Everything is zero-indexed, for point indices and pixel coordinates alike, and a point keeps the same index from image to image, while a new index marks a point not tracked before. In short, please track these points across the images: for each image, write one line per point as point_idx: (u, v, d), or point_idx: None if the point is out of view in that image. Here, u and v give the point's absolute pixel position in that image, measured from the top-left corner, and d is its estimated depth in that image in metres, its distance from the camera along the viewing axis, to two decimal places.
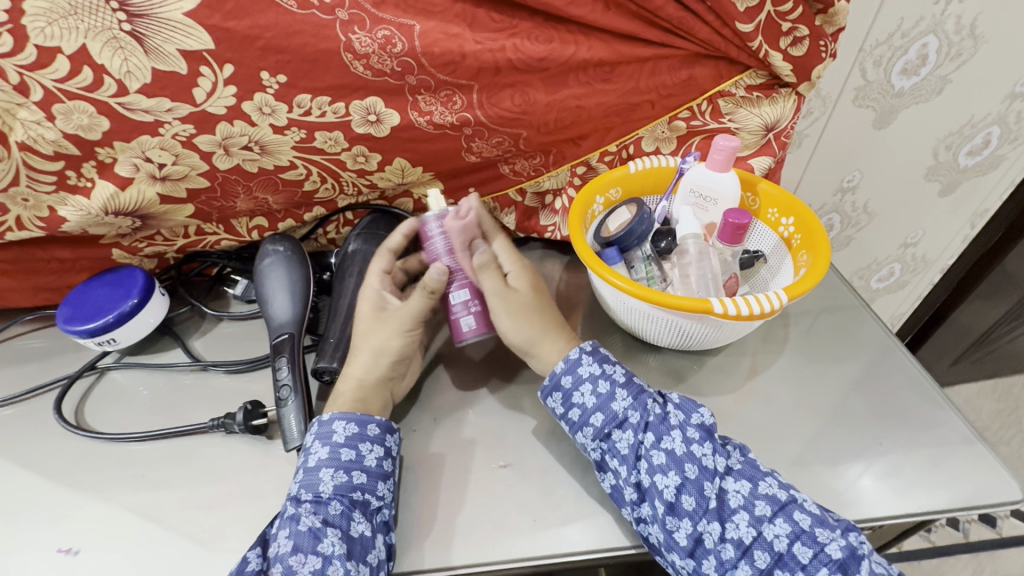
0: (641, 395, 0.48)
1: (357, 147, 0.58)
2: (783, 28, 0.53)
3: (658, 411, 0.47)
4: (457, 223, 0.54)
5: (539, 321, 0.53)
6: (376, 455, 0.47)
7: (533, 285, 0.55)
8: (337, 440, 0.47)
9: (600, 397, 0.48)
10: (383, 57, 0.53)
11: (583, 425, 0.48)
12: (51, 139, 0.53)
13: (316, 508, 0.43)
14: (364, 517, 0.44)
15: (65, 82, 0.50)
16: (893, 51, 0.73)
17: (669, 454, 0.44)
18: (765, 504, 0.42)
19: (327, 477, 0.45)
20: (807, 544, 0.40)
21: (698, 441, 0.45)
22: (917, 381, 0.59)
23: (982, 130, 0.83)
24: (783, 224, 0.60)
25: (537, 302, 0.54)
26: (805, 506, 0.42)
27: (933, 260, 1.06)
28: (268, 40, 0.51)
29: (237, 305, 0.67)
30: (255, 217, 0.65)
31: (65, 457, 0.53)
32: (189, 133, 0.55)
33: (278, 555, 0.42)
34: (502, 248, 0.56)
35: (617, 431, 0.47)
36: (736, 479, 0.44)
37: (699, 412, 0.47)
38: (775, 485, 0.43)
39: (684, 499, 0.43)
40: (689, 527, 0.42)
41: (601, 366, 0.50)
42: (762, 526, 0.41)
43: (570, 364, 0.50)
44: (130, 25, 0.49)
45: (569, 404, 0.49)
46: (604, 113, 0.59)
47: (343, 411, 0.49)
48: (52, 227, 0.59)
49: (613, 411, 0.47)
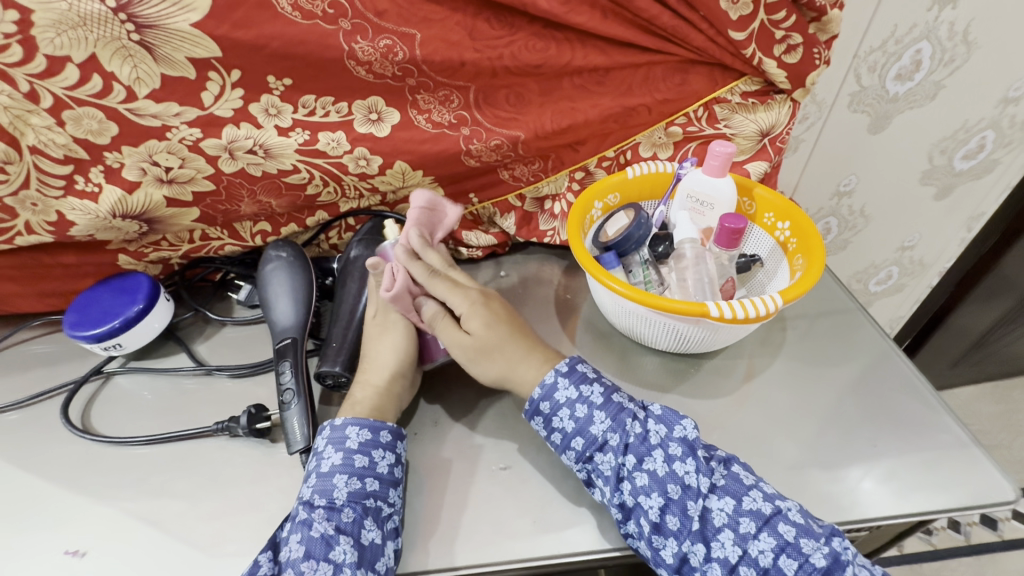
0: (620, 414, 0.48)
1: (358, 150, 0.59)
2: (777, 36, 0.54)
3: (638, 430, 0.47)
4: (387, 296, 0.54)
5: (498, 361, 0.52)
6: (388, 462, 0.48)
7: (483, 322, 0.53)
8: (351, 446, 0.47)
9: (579, 421, 0.48)
10: (385, 64, 0.54)
11: (566, 448, 0.49)
12: (62, 143, 0.54)
13: (329, 515, 0.44)
14: (375, 524, 0.44)
15: (74, 89, 0.51)
16: (887, 57, 0.74)
17: (651, 474, 0.45)
18: (749, 521, 0.42)
19: (342, 483, 0.45)
20: (792, 557, 0.41)
21: (681, 458, 0.45)
22: (912, 385, 0.60)
23: (976, 134, 0.83)
24: (779, 228, 0.61)
25: (491, 341, 0.53)
26: (790, 517, 0.43)
27: (930, 264, 1.07)
28: (275, 48, 0.52)
29: (241, 310, 0.68)
30: (259, 222, 0.66)
31: (70, 461, 0.54)
32: (195, 137, 0.56)
33: (290, 560, 0.42)
34: (445, 291, 0.55)
35: (599, 454, 0.47)
36: (720, 497, 0.44)
37: (682, 424, 0.48)
38: (759, 499, 0.43)
39: (669, 519, 0.44)
40: (674, 546, 0.43)
41: (578, 389, 0.50)
42: (747, 543, 0.42)
43: (546, 390, 0.50)
44: (138, 36, 0.50)
45: (551, 429, 0.49)
46: (601, 118, 0.60)
47: (356, 416, 0.50)
48: (60, 231, 0.60)
49: (592, 435, 0.48)
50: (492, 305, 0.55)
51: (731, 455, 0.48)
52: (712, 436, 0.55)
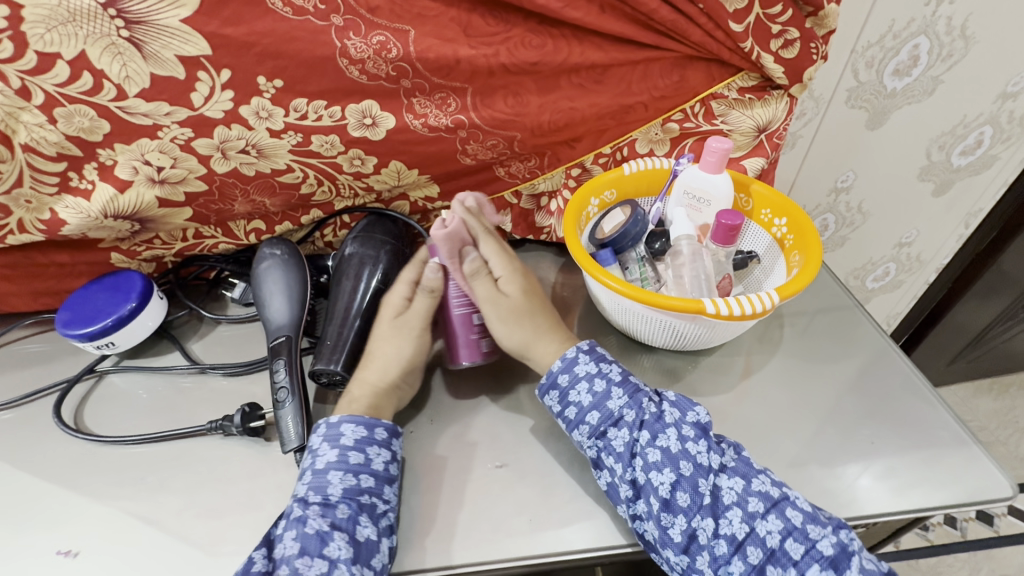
0: (637, 393, 0.49)
1: (352, 150, 0.59)
2: (773, 30, 0.54)
3: (653, 409, 0.47)
4: (441, 232, 0.54)
5: (531, 323, 0.54)
6: (383, 459, 0.48)
7: (521, 288, 0.56)
8: (346, 443, 0.47)
9: (596, 395, 0.49)
10: (378, 63, 0.54)
11: (579, 422, 0.49)
12: (53, 141, 0.54)
13: (324, 511, 0.43)
14: (370, 520, 0.44)
15: (65, 87, 0.51)
16: (885, 52, 0.73)
17: (664, 450, 0.45)
18: (758, 501, 0.42)
19: (336, 479, 0.45)
20: (799, 540, 0.41)
21: (693, 438, 0.46)
22: (910, 382, 0.60)
23: (974, 130, 0.83)
24: (777, 225, 0.61)
25: (525, 306, 0.55)
26: (797, 503, 0.43)
27: (928, 260, 1.07)
28: (265, 46, 0.51)
29: (235, 309, 0.67)
30: (252, 221, 0.65)
31: (64, 461, 0.54)
32: (187, 137, 0.55)
33: (284, 557, 0.41)
34: (491, 252, 0.57)
35: (613, 429, 0.47)
36: (730, 476, 0.44)
37: (695, 410, 0.48)
38: (768, 483, 0.44)
39: (680, 495, 0.43)
40: (683, 523, 0.43)
41: (598, 365, 0.51)
42: (755, 522, 0.42)
43: (567, 363, 0.51)
44: (128, 32, 0.49)
45: (566, 403, 0.50)
46: (597, 115, 0.60)
47: (352, 414, 0.49)
48: (52, 230, 0.59)
49: (609, 409, 0.48)
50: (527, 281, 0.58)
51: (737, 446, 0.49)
52: None
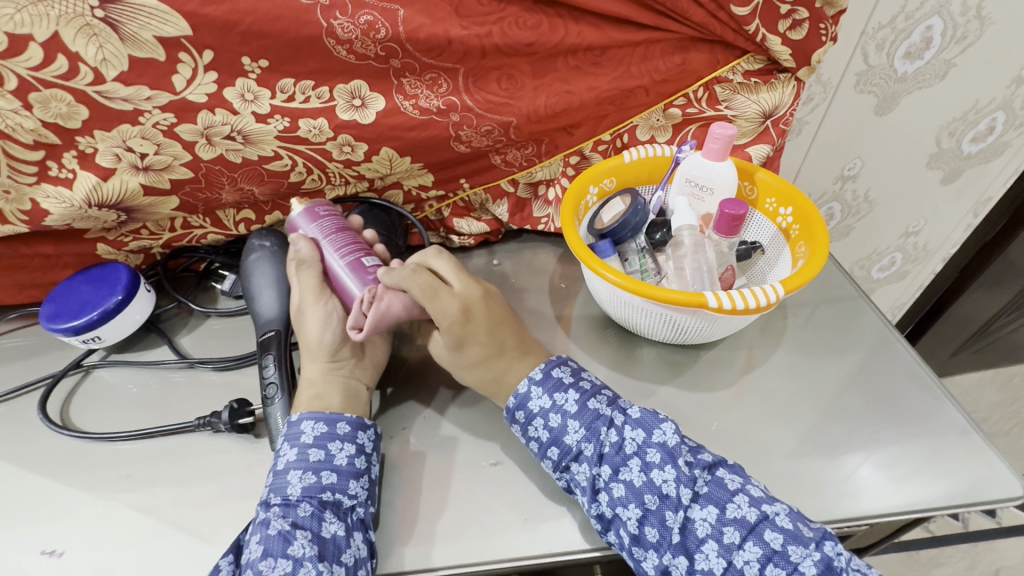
0: (594, 423, 0.46)
1: (341, 136, 0.56)
2: (782, 11, 0.52)
3: (613, 440, 0.45)
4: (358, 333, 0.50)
5: (488, 367, 0.50)
6: (348, 453, 0.46)
7: (458, 337, 0.49)
8: (306, 441, 0.46)
9: (553, 431, 0.46)
10: (366, 42, 0.52)
11: (543, 456, 0.47)
12: (30, 128, 0.51)
13: (284, 512, 0.42)
14: (336, 517, 0.42)
15: (39, 70, 0.48)
16: (896, 34, 0.71)
17: (628, 485, 0.43)
18: (733, 530, 0.40)
19: (295, 479, 0.43)
20: (780, 566, 0.39)
21: (659, 466, 0.43)
22: (914, 374, 0.58)
23: (986, 116, 0.81)
24: (782, 214, 0.59)
25: (475, 354, 0.50)
26: (777, 522, 0.40)
27: (935, 249, 1.05)
28: (248, 25, 0.49)
29: (225, 301, 0.66)
30: (243, 210, 0.63)
31: (49, 457, 0.52)
32: (170, 122, 0.53)
33: (249, 562, 0.40)
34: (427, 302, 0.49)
35: (575, 463, 0.45)
36: (702, 506, 0.42)
37: (661, 429, 0.45)
38: (744, 505, 0.41)
39: (648, 530, 0.42)
40: (655, 558, 0.41)
41: (551, 398, 0.47)
42: (732, 554, 0.40)
43: (520, 399, 0.48)
44: (102, 12, 0.47)
45: (527, 437, 0.48)
46: (596, 100, 0.58)
47: (310, 410, 0.48)
48: (34, 220, 0.57)
49: (566, 445, 0.46)
50: (480, 317, 0.50)
51: (718, 457, 0.46)
52: (708, 430, 0.53)
